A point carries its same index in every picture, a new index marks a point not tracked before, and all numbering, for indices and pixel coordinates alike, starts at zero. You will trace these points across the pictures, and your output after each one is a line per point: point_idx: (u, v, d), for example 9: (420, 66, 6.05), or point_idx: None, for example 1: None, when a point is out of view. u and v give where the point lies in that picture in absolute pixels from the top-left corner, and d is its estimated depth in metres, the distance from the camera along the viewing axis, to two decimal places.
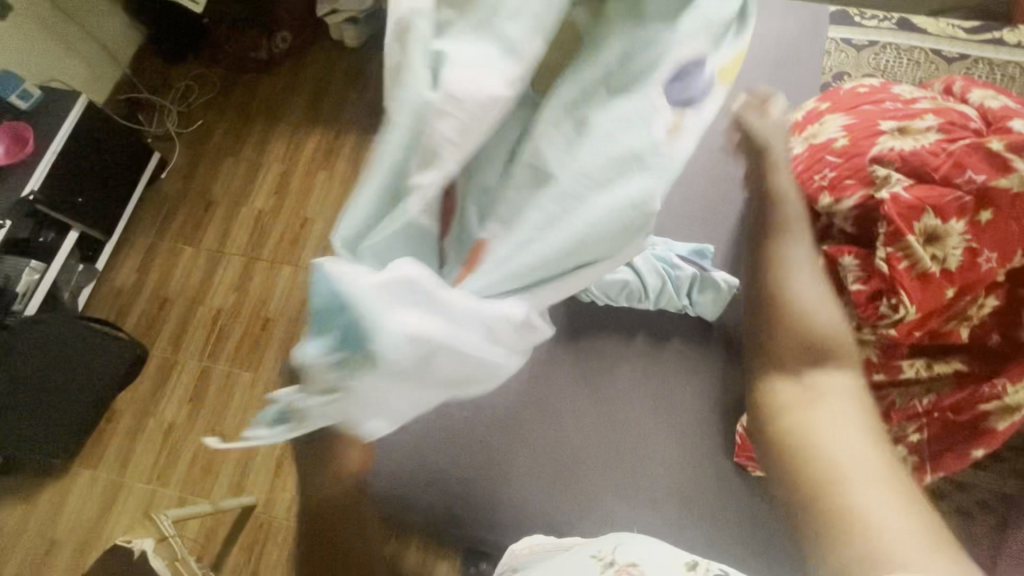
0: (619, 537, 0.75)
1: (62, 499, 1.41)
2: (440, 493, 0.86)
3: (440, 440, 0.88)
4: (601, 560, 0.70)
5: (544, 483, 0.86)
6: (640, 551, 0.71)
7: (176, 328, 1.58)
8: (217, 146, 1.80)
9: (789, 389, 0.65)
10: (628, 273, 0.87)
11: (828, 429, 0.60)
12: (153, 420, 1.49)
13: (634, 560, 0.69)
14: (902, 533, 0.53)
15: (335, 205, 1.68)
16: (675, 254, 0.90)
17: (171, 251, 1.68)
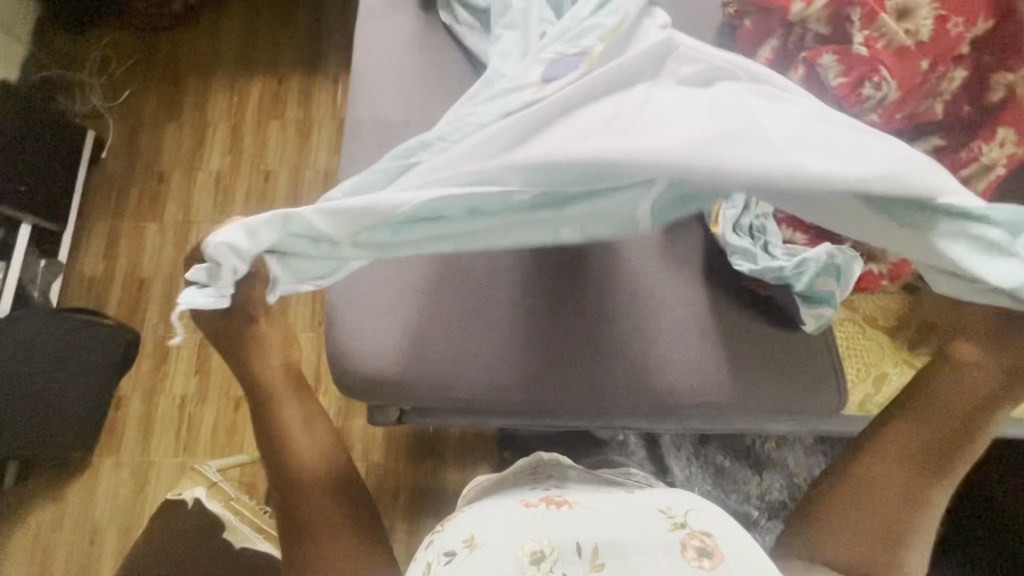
0: (683, 497, 0.69)
1: (92, 490, 1.40)
2: (507, 383, 0.84)
3: (490, 321, 0.86)
4: (670, 517, 0.64)
5: (617, 366, 0.84)
6: (710, 519, 0.65)
7: (162, 305, 1.53)
8: (154, 115, 1.68)
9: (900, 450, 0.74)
10: None
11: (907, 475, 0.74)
12: (163, 397, 1.46)
13: (706, 528, 0.63)
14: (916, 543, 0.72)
15: (295, 152, 1.62)
16: None
17: (134, 230, 1.59)
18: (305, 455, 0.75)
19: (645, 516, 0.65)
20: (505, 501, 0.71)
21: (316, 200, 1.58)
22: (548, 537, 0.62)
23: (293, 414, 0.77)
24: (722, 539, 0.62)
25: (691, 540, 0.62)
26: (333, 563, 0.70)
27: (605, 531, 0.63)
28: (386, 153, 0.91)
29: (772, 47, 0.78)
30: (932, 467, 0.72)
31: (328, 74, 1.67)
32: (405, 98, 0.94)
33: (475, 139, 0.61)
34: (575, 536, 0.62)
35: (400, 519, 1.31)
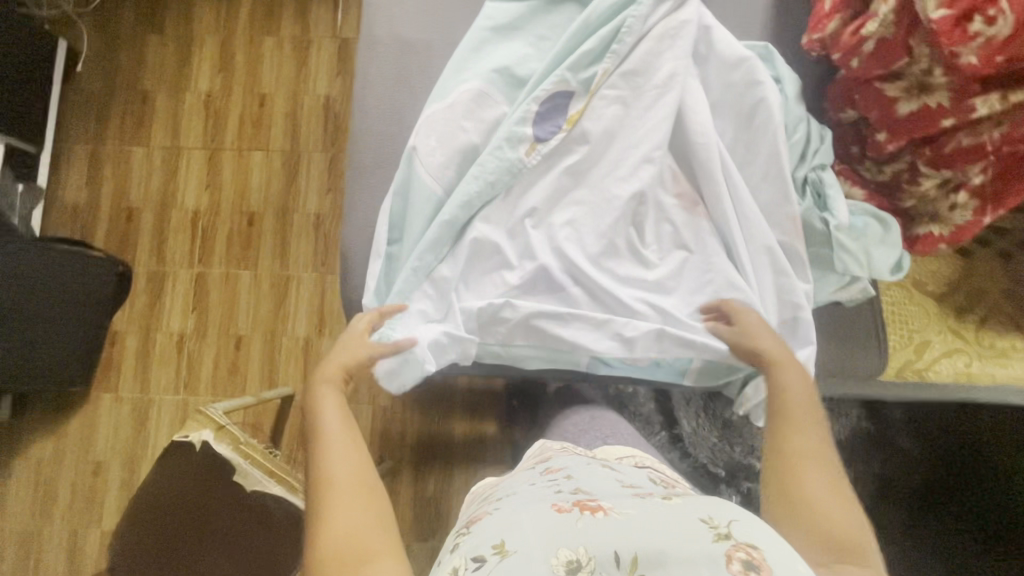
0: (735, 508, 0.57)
1: (93, 424, 1.38)
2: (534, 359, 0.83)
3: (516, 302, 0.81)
4: (713, 527, 0.53)
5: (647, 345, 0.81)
6: (759, 529, 0.53)
7: (153, 238, 1.44)
8: (132, 25, 1.51)
9: (791, 405, 0.67)
10: (622, 88, 0.78)
11: (806, 433, 0.65)
12: (160, 334, 1.41)
13: (753, 539, 0.52)
14: (845, 509, 0.57)
15: (292, 76, 1.48)
16: (761, 72, 0.76)
17: (118, 156, 1.47)
18: (329, 426, 0.68)
19: (682, 526, 0.53)
20: (535, 502, 0.61)
21: (317, 130, 1.46)
22: (585, 544, 0.52)
23: (336, 405, 0.70)
24: (769, 552, 0.50)
25: (736, 552, 0.50)
26: (341, 537, 0.56)
27: (645, 540, 0.52)
28: (406, 79, 0.81)
29: None
30: (826, 469, 0.61)
31: None
32: (428, 16, 0.82)
33: (492, 246, 0.77)
34: (613, 545, 0.52)
35: (407, 461, 1.31)
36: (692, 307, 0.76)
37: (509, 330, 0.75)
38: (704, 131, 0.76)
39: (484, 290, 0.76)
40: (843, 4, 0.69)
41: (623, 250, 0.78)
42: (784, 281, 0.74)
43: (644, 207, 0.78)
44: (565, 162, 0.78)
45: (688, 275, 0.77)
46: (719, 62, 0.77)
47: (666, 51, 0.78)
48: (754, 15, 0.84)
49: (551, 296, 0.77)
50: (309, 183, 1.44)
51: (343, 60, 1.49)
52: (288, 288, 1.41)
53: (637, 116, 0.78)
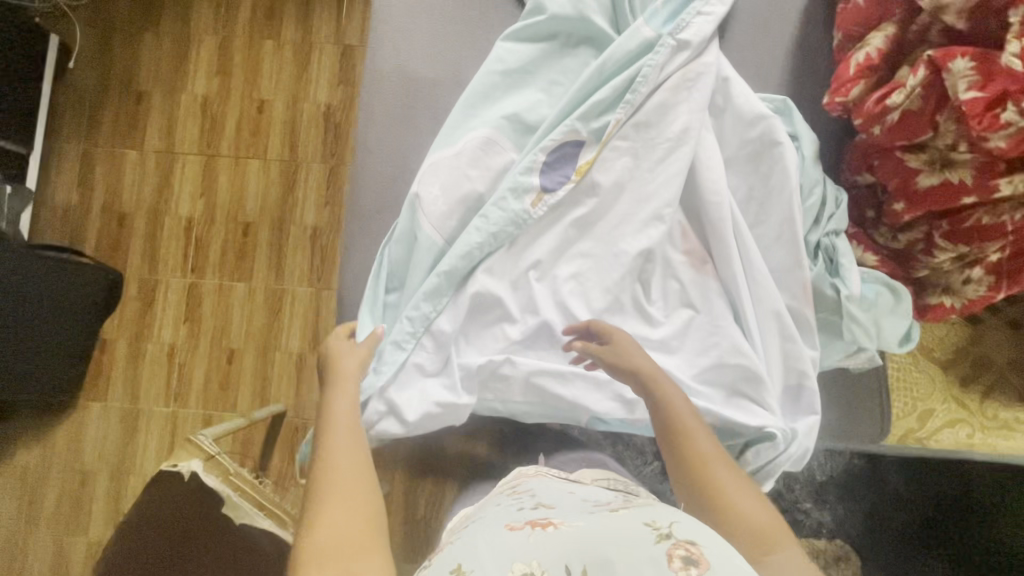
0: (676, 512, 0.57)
1: (80, 432, 1.36)
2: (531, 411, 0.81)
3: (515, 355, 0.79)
4: (655, 529, 0.53)
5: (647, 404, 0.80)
6: (701, 528, 0.53)
7: (145, 245, 1.41)
8: (127, 21, 1.46)
9: (685, 413, 0.68)
10: (636, 140, 0.76)
11: (700, 435, 0.67)
12: (151, 344, 1.38)
13: (693, 535, 0.51)
14: (759, 503, 0.62)
15: (292, 82, 1.44)
16: (778, 129, 0.73)
17: (111, 158, 1.43)
18: (335, 425, 0.65)
19: (627, 529, 0.53)
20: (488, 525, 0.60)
21: (316, 139, 1.42)
22: (538, 558, 0.51)
23: (346, 406, 0.67)
24: (708, 548, 0.50)
25: (676, 549, 0.50)
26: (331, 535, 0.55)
27: (589, 546, 0.52)
28: (411, 117, 0.78)
29: (887, 35, 0.66)
30: (728, 470, 0.65)
31: None
32: (435, 52, 0.79)
33: (493, 299, 0.75)
34: (562, 555, 0.51)
35: None
36: (695, 370, 0.74)
37: (509, 385, 0.73)
38: (718, 189, 0.74)
39: (483, 344, 0.75)
40: (868, 69, 0.66)
41: (628, 307, 0.76)
42: (790, 347, 0.73)
43: (652, 266, 0.76)
44: (572, 213, 0.76)
45: (692, 336, 0.75)
46: (735, 116, 0.75)
47: (681, 103, 0.75)
48: (774, 66, 0.81)
49: (552, 353, 0.75)
50: (307, 195, 1.41)
51: (345, 67, 1.44)
52: (282, 302, 1.38)
53: (650, 169, 0.76)
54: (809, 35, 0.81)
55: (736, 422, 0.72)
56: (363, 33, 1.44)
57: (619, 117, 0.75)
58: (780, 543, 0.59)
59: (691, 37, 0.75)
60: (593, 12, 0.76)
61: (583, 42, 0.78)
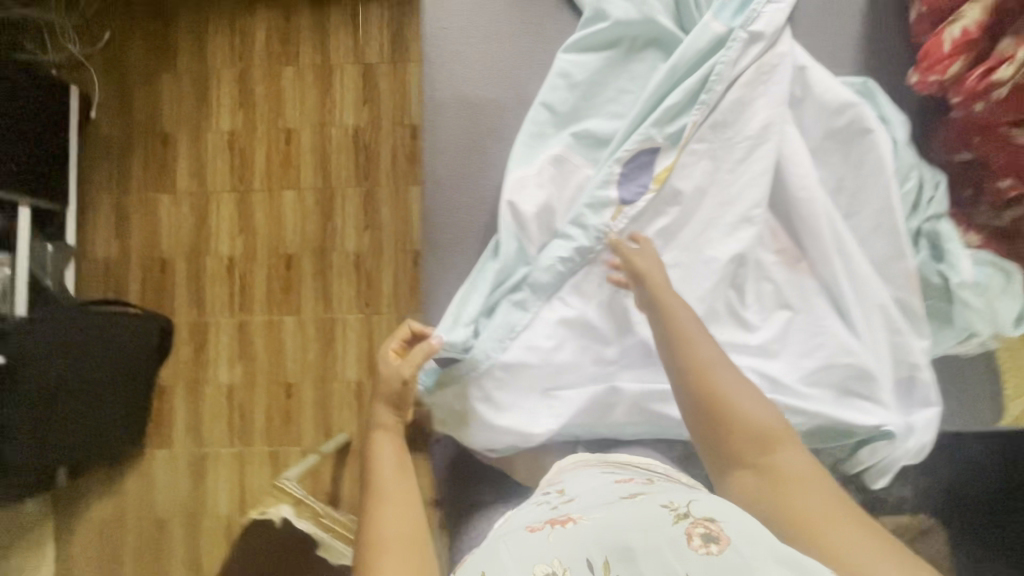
0: (693, 488, 0.51)
1: (150, 481, 1.37)
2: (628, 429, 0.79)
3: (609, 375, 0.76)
4: (675, 511, 0.47)
5: None
6: (720, 506, 0.47)
7: (190, 287, 1.40)
8: (143, 63, 1.44)
9: (687, 317, 0.64)
10: (713, 141, 0.73)
11: (702, 340, 0.63)
12: (208, 387, 1.38)
13: (713, 513, 0.46)
14: (764, 409, 0.59)
15: (316, 107, 1.41)
16: (866, 114, 0.70)
17: (145, 204, 1.41)
18: (378, 471, 0.62)
19: (644, 516, 0.47)
20: (502, 530, 0.53)
21: (348, 164, 1.40)
22: (559, 554, 0.45)
23: (389, 450, 0.65)
24: (731, 523, 0.45)
25: (696, 528, 0.44)
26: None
27: (608, 536, 0.46)
28: (479, 141, 0.76)
29: (986, 5, 0.63)
30: (733, 375, 0.61)
31: (344, 9, 1.42)
32: (496, 71, 0.76)
33: (585, 321, 0.73)
34: (582, 548, 0.45)
35: None
36: (802, 371, 0.72)
37: (613, 409, 0.72)
38: (807, 183, 0.71)
39: (579, 369, 0.72)
40: (965, 44, 0.64)
41: (723, 315, 0.74)
42: (899, 339, 0.71)
43: (745, 270, 0.74)
44: (659, 225, 0.74)
45: (794, 337, 0.73)
46: (818, 105, 0.72)
47: (759, 97, 0.72)
48: (847, 48, 0.78)
49: (650, 369, 0.73)
50: (345, 220, 1.39)
51: (369, 86, 1.41)
52: (334, 331, 1.37)
53: (734, 169, 0.73)
54: (881, 12, 0.77)
55: (849, 422, 0.70)
56: (381, 50, 1.41)
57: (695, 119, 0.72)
58: (784, 448, 0.57)
59: (764, 27, 0.72)
60: (658, 13, 0.74)
61: (649, 46, 0.75)
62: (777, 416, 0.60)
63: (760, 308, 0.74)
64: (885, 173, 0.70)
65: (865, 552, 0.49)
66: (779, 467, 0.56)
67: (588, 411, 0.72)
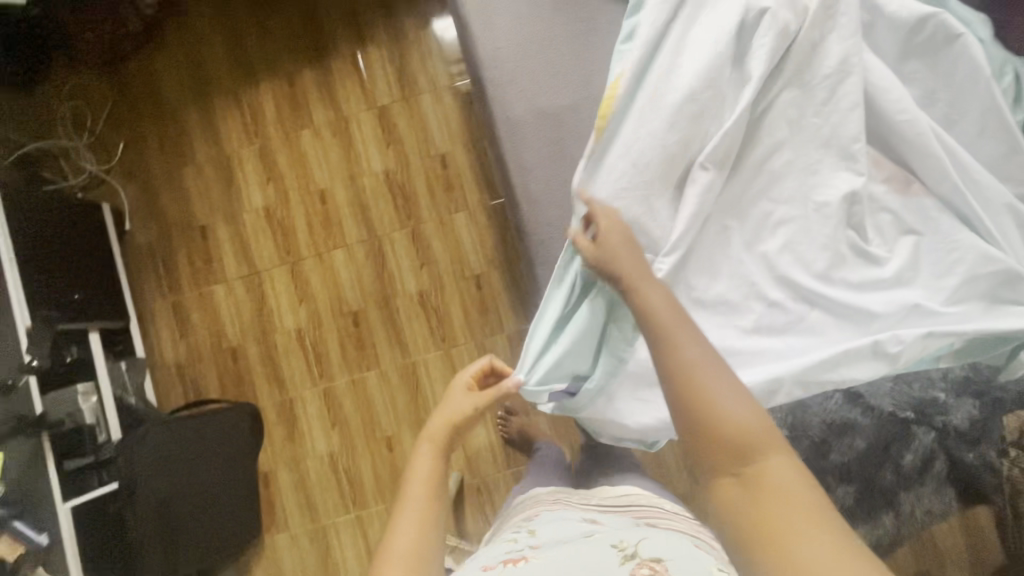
0: (643, 531, 0.65)
1: (278, 568, 1.36)
2: None
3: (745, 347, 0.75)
4: (622, 551, 0.60)
5: None
6: (663, 548, 0.61)
7: (266, 369, 1.39)
8: (162, 163, 1.44)
9: (663, 315, 0.61)
10: (791, 91, 0.73)
11: (688, 339, 0.59)
12: (309, 461, 1.37)
13: (656, 555, 0.58)
14: (747, 410, 0.54)
15: (342, 162, 1.41)
16: (948, 21, 0.69)
17: (201, 300, 1.41)
18: (413, 487, 0.74)
19: (596, 553, 0.60)
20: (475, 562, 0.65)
21: (387, 208, 1.40)
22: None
23: (428, 462, 0.78)
24: (670, 564, 0.57)
25: (641, 569, 0.57)
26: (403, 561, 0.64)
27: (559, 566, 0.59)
28: (562, 151, 0.78)
29: None
30: (720, 371, 0.57)
31: (344, 61, 1.43)
32: (561, 81, 0.78)
33: (715, 298, 0.73)
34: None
35: None
36: (943, 292, 0.71)
37: (775, 387, 0.71)
38: (904, 106, 0.71)
39: (724, 348, 0.72)
40: None
41: (850, 256, 0.73)
42: None
43: (860, 208, 0.72)
44: (762, 186, 0.74)
45: (923, 263, 0.72)
46: (891, 26, 0.71)
47: (830, 33, 0.71)
48: None
49: (791, 329, 0.73)
50: (400, 262, 1.39)
51: (388, 128, 1.41)
52: (418, 374, 1.36)
53: (828, 110, 0.72)
54: None
55: (1006, 329, 0.69)
56: (390, 89, 1.41)
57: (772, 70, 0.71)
58: (769, 455, 0.52)
59: None
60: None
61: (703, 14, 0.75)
62: (766, 422, 0.54)
63: (883, 242, 0.73)
64: (985, 75, 0.69)
65: (834, 572, 0.44)
66: (757, 476, 0.51)
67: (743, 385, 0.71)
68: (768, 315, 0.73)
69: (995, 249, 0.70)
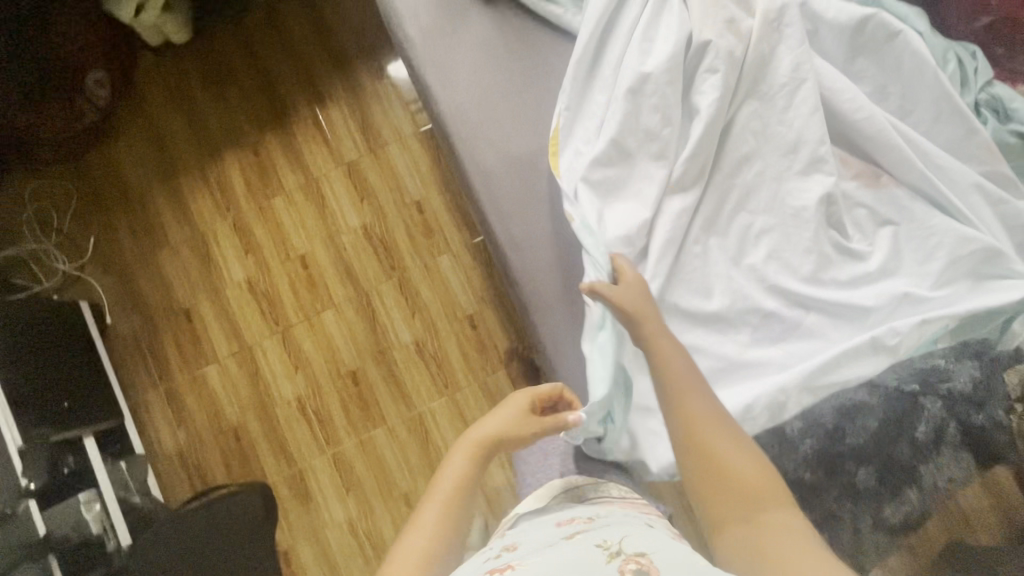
0: (620, 527, 0.60)
1: None
2: None
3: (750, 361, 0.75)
4: (608, 550, 0.55)
5: None
6: (644, 543, 0.56)
7: (271, 443, 1.36)
8: (137, 252, 1.42)
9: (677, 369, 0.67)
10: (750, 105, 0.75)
11: (700, 396, 0.66)
12: (329, 531, 1.33)
13: (642, 550, 0.54)
14: (748, 462, 0.63)
15: (319, 224, 1.40)
16: (886, 19, 0.72)
17: (195, 383, 1.38)
18: (440, 485, 0.71)
19: (582, 554, 0.54)
20: None
21: (371, 262, 1.39)
22: None
23: (461, 466, 0.73)
24: (657, 558, 0.53)
25: (628, 564, 0.52)
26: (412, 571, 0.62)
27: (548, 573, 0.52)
28: (538, 194, 0.79)
29: None
30: (728, 425, 0.65)
31: (307, 124, 1.43)
32: (525, 127, 0.79)
33: (713, 317, 0.74)
34: None
35: None
36: (929, 278, 0.72)
37: (782, 398, 0.71)
38: (859, 104, 0.73)
39: (727, 366, 0.72)
40: None
41: (834, 256, 0.74)
42: (1005, 208, 0.72)
43: (836, 207, 0.74)
44: (738, 200, 0.75)
45: (905, 253, 0.73)
46: (835, 30, 0.74)
47: (779, 44, 0.74)
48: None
49: (790, 336, 0.73)
50: (391, 314, 1.38)
51: (360, 183, 1.41)
52: (426, 424, 1.34)
53: (790, 118, 0.74)
54: None
55: (997, 305, 0.70)
56: (355, 144, 1.42)
57: (728, 90, 0.74)
58: (771, 503, 0.61)
59: None
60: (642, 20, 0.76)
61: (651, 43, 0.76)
62: (766, 472, 0.63)
63: (863, 238, 0.75)
64: (930, 66, 0.71)
65: None
66: (762, 522, 0.59)
67: (754, 401, 0.71)
68: (767, 327, 0.73)
69: (973, 229, 0.71)
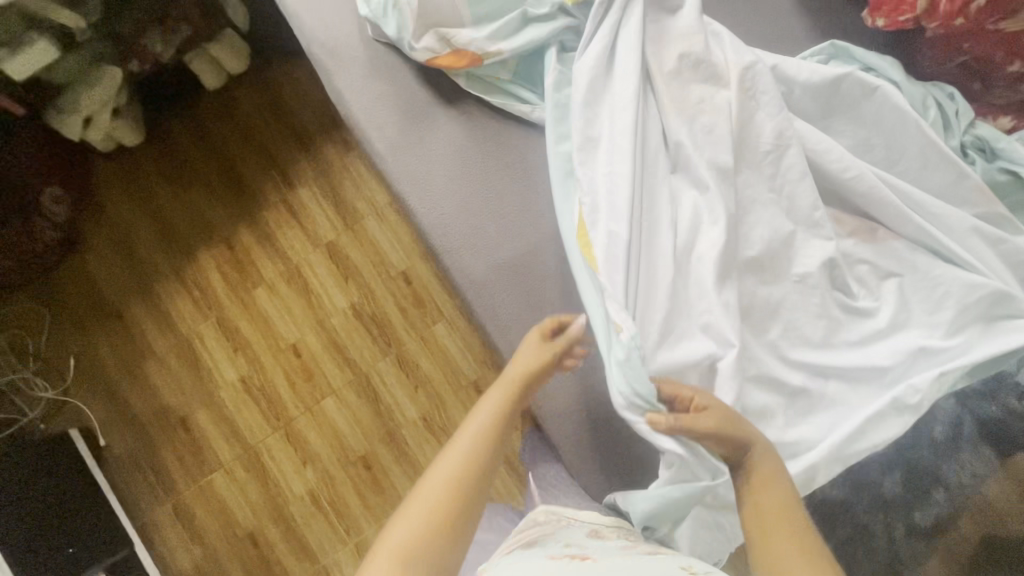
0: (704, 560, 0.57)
1: None
2: None
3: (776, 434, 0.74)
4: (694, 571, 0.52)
5: None
6: None
7: (290, 543, 1.31)
8: (122, 366, 1.36)
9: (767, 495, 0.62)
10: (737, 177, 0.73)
11: (796, 534, 0.58)
12: None
13: None
14: None
15: (306, 310, 1.36)
16: (857, 77, 0.72)
17: (202, 493, 1.33)
18: (474, 420, 0.66)
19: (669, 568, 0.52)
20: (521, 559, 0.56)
21: (365, 341, 1.35)
22: None
23: (498, 399, 0.67)
24: None
25: None
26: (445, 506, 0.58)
27: None
28: (536, 295, 0.77)
29: None
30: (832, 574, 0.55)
31: (278, 208, 1.39)
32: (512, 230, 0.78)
33: None
34: None
35: None
36: (941, 328, 0.71)
37: (815, 473, 0.70)
38: (847, 164, 0.71)
39: None
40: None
41: (844, 317, 0.72)
42: (1005, 246, 0.71)
43: (839, 267, 0.72)
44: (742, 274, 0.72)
45: (915, 304, 0.72)
46: (809, 92, 0.73)
47: (757, 112, 0.73)
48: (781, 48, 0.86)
49: (813, 406, 0.72)
50: (393, 392, 1.34)
51: (342, 261, 1.38)
52: None
53: (777, 186, 0.72)
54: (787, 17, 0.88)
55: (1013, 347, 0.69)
56: (331, 222, 1.38)
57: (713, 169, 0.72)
58: None
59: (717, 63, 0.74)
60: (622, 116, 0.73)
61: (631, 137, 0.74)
62: None
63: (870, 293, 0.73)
64: (911, 117, 0.71)
65: None
66: None
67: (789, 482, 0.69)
68: (790, 401, 0.71)
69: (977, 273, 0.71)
